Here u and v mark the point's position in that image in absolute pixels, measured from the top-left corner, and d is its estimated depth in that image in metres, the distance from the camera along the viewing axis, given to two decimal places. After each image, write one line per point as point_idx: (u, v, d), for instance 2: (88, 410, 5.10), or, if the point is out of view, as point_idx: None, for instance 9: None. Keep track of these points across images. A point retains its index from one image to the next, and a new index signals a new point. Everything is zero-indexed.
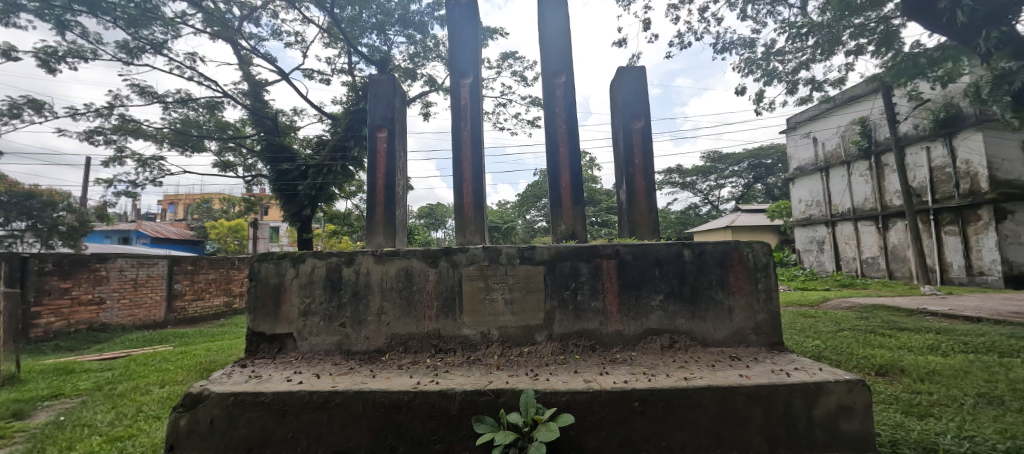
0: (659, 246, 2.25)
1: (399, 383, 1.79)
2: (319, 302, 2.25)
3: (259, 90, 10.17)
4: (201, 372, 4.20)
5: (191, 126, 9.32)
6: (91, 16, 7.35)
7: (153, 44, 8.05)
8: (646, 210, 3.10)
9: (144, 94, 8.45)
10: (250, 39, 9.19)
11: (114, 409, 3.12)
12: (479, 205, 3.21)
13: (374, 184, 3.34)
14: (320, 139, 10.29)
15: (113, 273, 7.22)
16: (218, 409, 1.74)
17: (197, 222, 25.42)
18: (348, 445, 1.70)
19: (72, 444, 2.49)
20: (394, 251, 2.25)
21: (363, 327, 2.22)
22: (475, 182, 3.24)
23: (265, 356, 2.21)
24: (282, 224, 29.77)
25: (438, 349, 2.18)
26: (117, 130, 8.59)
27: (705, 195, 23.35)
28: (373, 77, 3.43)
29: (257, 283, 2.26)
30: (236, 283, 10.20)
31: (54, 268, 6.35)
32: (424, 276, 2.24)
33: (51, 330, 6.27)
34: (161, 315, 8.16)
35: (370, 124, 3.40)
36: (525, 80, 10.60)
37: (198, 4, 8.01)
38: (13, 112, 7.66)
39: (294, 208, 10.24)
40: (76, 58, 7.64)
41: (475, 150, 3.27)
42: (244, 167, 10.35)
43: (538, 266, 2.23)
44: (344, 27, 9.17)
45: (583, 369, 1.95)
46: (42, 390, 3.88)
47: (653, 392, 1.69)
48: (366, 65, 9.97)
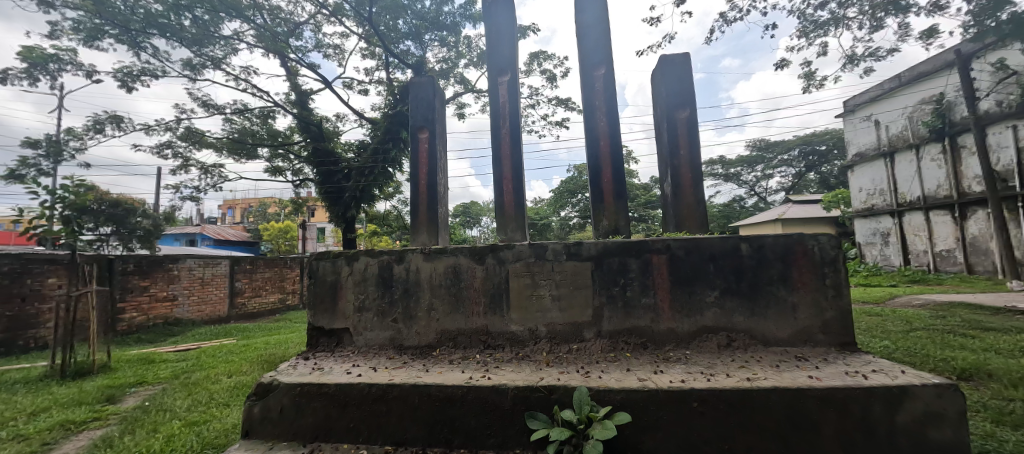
0: (714, 240, 2.13)
1: (451, 378, 1.83)
2: (372, 298, 2.33)
3: (305, 99, 10.71)
4: (263, 364, 4.50)
5: (247, 136, 9.96)
6: (162, 38, 7.99)
7: (213, 60, 8.67)
8: (693, 203, 2.96)
9: (206, 106, 9.11)
10: (297, 52, 9.65)
11: (190, 396, 3.42)
12: (520, 202, 3.21)
13: (418, 184, 3.44)
14: (361, 143, 10.70)
15: (183, 273, 7.88)
16: (286, 398, 1.85)
17: (252, 225, 27.26)
18: (406, 437, 1.76)
19: (157, 426, 2.77)
20: (442, 248, 2.29)
21: (414, 322, 2.28)
22: (515, 179, 3.24)
23: (324, 350, 2.33)
24: (327, 226, 31.35)
25: (485, 345, 2.20)
26: (184, 141, 9.35)
27: (752, 186, 22.04)
28: (413, 80, 3.52)
29: (316, 281, 2.39)
30: (289, 281, 10.87)
31: (135, 269, 7.01)
32: (472, 274, 2.26)
33: (134, 324, 6.94)
34: (225, 311, 8.86)
35: (412, 126, 3.52)
36: (555, 79, 10.50)
37: (253, 21, 8.55)
38: (98, 128, 8.55)
39: (339, 210, 10.68)
40: (149, 76, 8.35)
41: (515, 148, 3.27)
42: (293, 172, 10.97)
43: (586, 262, 2.19)
44: (381, 33, 9.43)
45: (636, 367, 1.90)
46: (132, 376, 4.34)
47: (714, 393, 1.62)
48: (403, 69, 10.27)
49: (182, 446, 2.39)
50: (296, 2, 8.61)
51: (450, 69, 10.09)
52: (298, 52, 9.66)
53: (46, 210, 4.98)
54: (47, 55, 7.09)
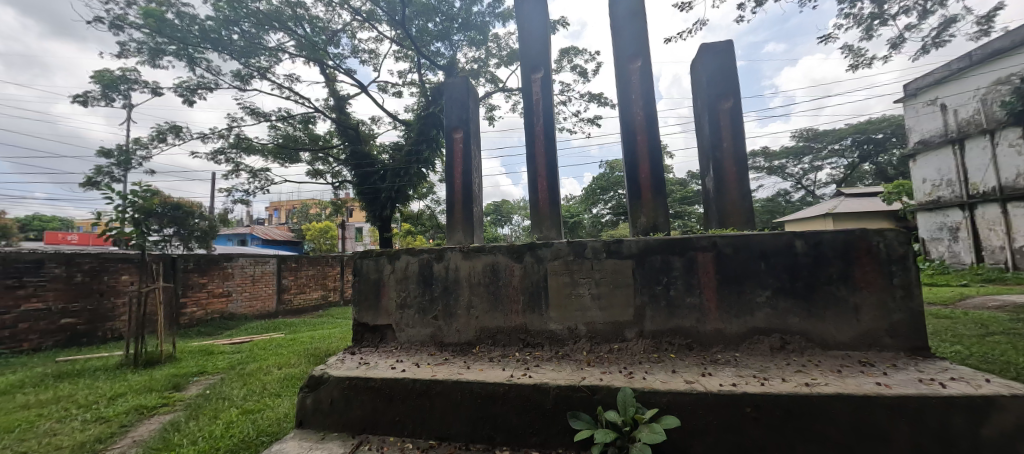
0: (765, 236, 2.01)
1: (493, 375, 1.84)
2: (413, 296, 2.39)
3: (343, 104, 11.13)
4: (309, 357, 4.74)
5: (291, 141, 10.49)
6: (215, 52, 8.52)
7: (259, 70, 9.18)
8: (738, 198, 2.82)
9: (254, 114, 9.66)
10: (335, 59, 10.04)
11: (246, 386, 3.66)
12: (554, 200, 3.18)
13: (453, 183, 3.48)
14: (395, 144, 10.99)
15: (236, 270, 8.43)
16: (336, 391, 1.93)
17: (296, 225, 28.73)
18: (450, 432, 1.78)
19: (218, 413, 2.98)
20: (480, 247, 2.30)
21: (454, 320, 2.32)
22: (550, 176, 3.21)
23: (369, 345, 2.41)
24: (364, 225, 32.52)
25: (525, 343, 2.20)
26: (235, 147, 9.98)
27: (798, 179, 20.74)
28: (447, 81, 3.58)
29: (361, 278, 2.48)
30: (330, 279, 11.38)
31: (195, 267, 7.57)
32: (511, 272, 2.27)
33: (194, 318, 7.50)
34: (273, 306, 9.40)
35: (447, 126, 3.57)
36: (586, 74, 10.32)
37: (294, 31, 8.98)
38: (161, 137, 9.29)
39: (376, 210, 11.05)
40: (204, 89, 8.96)
41: (549, 145, 3.25)
42: (332, 174, 11.43)
43: (626, 260, 2.14)
44: (413, 36, 9.63)
45: (682, 369, 1.83)
46: (195, 366, 4.70)
47: (768, 398, 1.54)
48: (434, 71, 10.45)
49: (240, 433, 2.56)
50: (333, 11, 8.96)
51: (480, 68, 10.15)
52: (336, 59, 10.04)
53: (119, 213, 5.48)
54: (117, 75, 7.77)
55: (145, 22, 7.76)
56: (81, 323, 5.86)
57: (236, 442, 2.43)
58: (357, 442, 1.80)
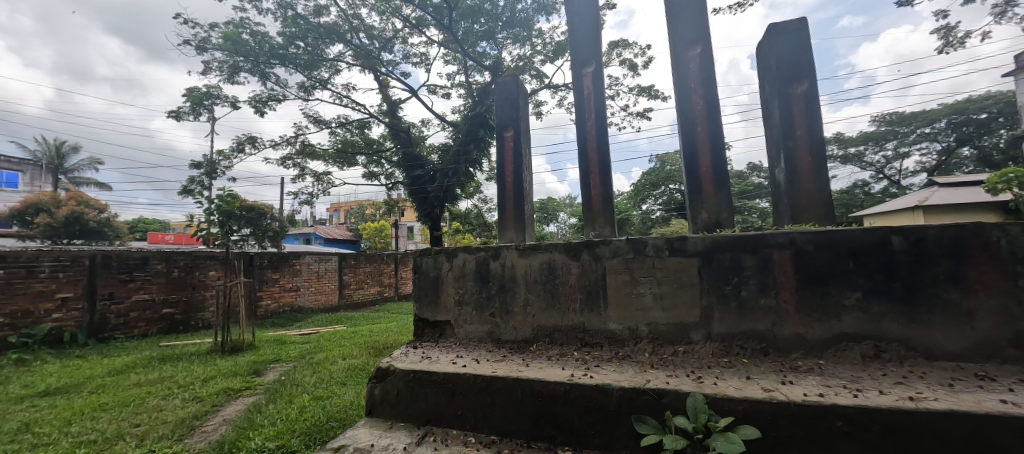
0: (856, 232, 1.80)
1: (553, 374, 1.82)
2: (471, 293, 2.44)
3: (394, 108, 11.63)
4: (369, 349, 5.02)
5: (348, 146, 11.16)
6: (282, 66, 9.24)
7: (320, 81, 9.84)
8: (815, 190, 2.55)
9: (316, 122, 10.39)
10: (387, 66, 10.51)
11: (315, 374, 3.96)
12: (608, 195, 3.09)
13: (504, 182, 3.51)
14: (444, 145, 11.30)
15: (303, 267, 9.13)
16: (402, 383, 2.02)
17: (353, 224, 30.54)
18: (511, 429, 1.80)
19: (293, 398, 3.25)
20: (536, 245, 2.29)
21: (511, 317, 2.33)
22: (603, 171, 3.13)
23: (429, 340, 2.50)
24: (415, 224, 33.87)
25: (583, 342, 2.16)
26: (300, 153, 10.80)
27: (880, 168, 18.56)
28: (498, 81, 3.60)
29: (420, 276, 2.57)
30: (386, 275, 11.98)
31: (268, 263, 8.31)
32: (568, 270, 2.23)
33: (269, 310, 8.24)
34: (336, 300, 10.08)
35: (498, 125, 3.59)
36: (635, 67, 9.95)
37: (351, 42, 9.50)
38: (240, 147, 10.28)
39: (426, 209, 11.46)
40: (274, 101, 9.77)
41: (601, 140, 3.16)
42: (386, 176, 12.00)
43: (691, 258, 2.02)
44: (460, 39, 9.82)
45: (757, 376, 1.71)
46: (271, 354, 5.15)
47: (863, 411, 1.38)
48: (480, 72, 10.59)
49: (312, 417, 2.76)
50: (386, 20, 9.38)
51: (525, 66, 10.14)
52: (388, 66, 10.51)
53: (206, 216, 6.14)
54: (203, 93, 8.70)
55: (225, 43, 8.61)
56: (179, 313, 6.65)
57: (310, 426, 2.63)
58: (423, 433, 1.87)
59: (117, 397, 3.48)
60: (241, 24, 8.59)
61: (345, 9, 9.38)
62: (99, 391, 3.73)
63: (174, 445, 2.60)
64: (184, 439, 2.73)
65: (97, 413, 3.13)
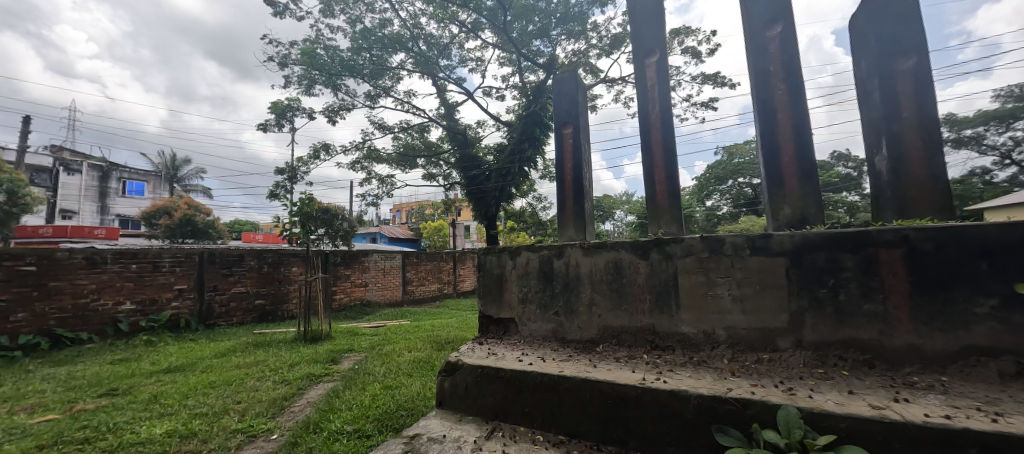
0: (990, 228, 1.52)
1: (623, 376, 1.76)
2: (534, 291, 2.44)
3: (451, 111, 12.01)
4: (432, 343, 5.26)
5: (410, 150, 11.75)
6: (351, 77, 9.95)
7: (384, 89, 10.47)
8: (928, 182, 2.10)
9: (381, 128, 11.06)
10: (445, 71, 10.90)
11: (384, 364, 4.22)
12: (674, 191, 2.91)
13: (563, 179, 3.47)
14: (499, 146, 11.47)
15: (371, 264, 9.78)
16: (470, 377, 2.08)
17: (414, 224, 32.14)
18: (579, 430, 1.77)
19: (366, 386, 3.49)
20: (602, 243, 2.24)
21: (576, 317, 2.30)
22: (668, 165, 2.95)
23: (494, 336, 2.56)
24: (471, 223, 34.81)
25: (653, 345, 2.07)
26: (367, 158, 11.57)
27: (1007, 152, 15.62)
28: (557, 78, 3.57)
29: (485, 273, 2.62)
30: (445, 272, 12.45)
31: (341, 261, 9.02)
32: (635, 269, 2.15)
33: (342, 303, 8.94)
34: (400, 295, 10.67)
35: (557, 122, 3.56)
36: (699, 55, 9.35)
37: (411, 50, 9.98)
38: (316, 154, 11.26)
39: (483, 209, 11.73)
40: (344, 110, 10.56)
41: (666, 133, 2.98)
42: (444, 177, 12.44)
43: (777, 258, 1.85)
44: (514, 39, 9.90)
45: (861, 391, 1.52)
46: (345, 344, 5.58)
47: (1007, 441, 1.17)
48: (534, 70, 10.60)
49: (384, 405, 2.95)
50: (444, 27, 9.74)
51: (580, 61, 9.97)
52: (446, 70, 10.90)
53: (290, 217, 6.81)
54: (286, 106, 9.65)
55: (303, 59, 9.48)
56: (268, 304, 7.45)
57: (382, 412, 2.80)
58: (491, 428, 1.91)
59: (221, 377, 3.97)
60: (317, 41, 9.41)
61: (406, 19, 9.89)
62: (208, 371, 4.29)
63: (268, 422, 2.92)
64: (276, 417, 3.05)
65: (207, 390, 3.61)
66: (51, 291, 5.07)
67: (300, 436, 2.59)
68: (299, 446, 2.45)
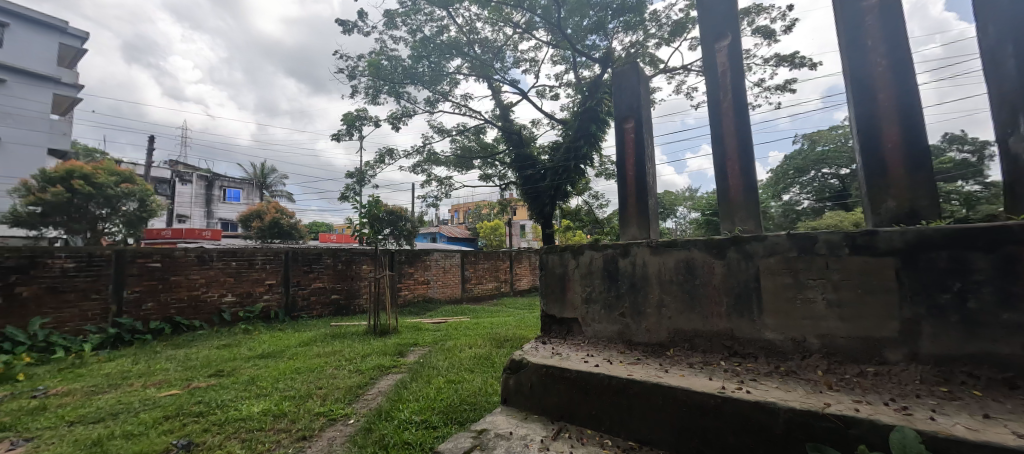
0: None
1: (699, 383, 1.65)
2: (599, 291, 2.38)
3: (506, 112, 12.15)
4: (491, 340, 5.36)
5: (467, 152, 12.08)
6: (412, 85, 10.47)
7: (442, 94, 10.88)
8: None
9: (440, 132, 11.51)
10: (500, 73, 11.06)
11: (447, 359, 4.39)
12: (750, 185, 2.63)
13: (625, 176, 3.35)
14: (554, 144, 11.39)
15: (432, 263, 10.22)
16: (535, 376, 2.08)
17: (471, 224, 33.07)
18: (651, 437, 1.69)
19: (431, 379, 3.65)
20: (671, 241, 2.12)
21: (643, 318, 2.21)
22: (743, 157, 2.68)
23: (557, 336, 2.54)
24: (526, 223, 35.02)
25: (732, 352, 1.92)
26: (427, 161, 12.11)
27: None
28: (617, 71, 3.45)
29: (547, 272, 2.62)
30: (502, 271, 12.65)
31: (405, 259, 9.53)
32: (710, 270, 2.01)
33: (407, 299, 9.45)
34: (459, 293, 11.04)
35: (618, 117, 3.44)
36: (773, 34, 8.53)
37: (467, 54, 10.27)
38: (381, 159, 12.02)
39: (538, 207, 11.74)
40: (406, 116, 11.13)
41: (741, 122, 2.70)
42: (499, 177, 12.63)
43: (883, 258, 1.61)
44: (569, 36, 9.76)
45: (1002, 415, 1.28)
46: (411, 338, 5.89)
47: None
48: (589, 65, 10.36)
49: (448, 398, 3.07)
50: (498, 29, 9.87)
51: (639, 52, 9.56)
52: (501, 72, 11.04)
53: (360, 218, 7.34)
54: (355, 116, 10.41)
55: (369, 71, 10.16)
56: (342, 299, 8.09)
57: (447, 405, 2.92)
58: (557, 429, 1.89)
59: (306, 364, 4.39)
60: (381, 52, 10.01)
61: (463, 25, 10.19)
62: (294, 358, 4.77)
63: (345, 408, 3.16)
64: (352, 404, 3.30)
65: (294, 375, 4.01)
66: (171, 284, 5.92)
67: (374, 423, 2.78)
68: (373, 432, 2.62)
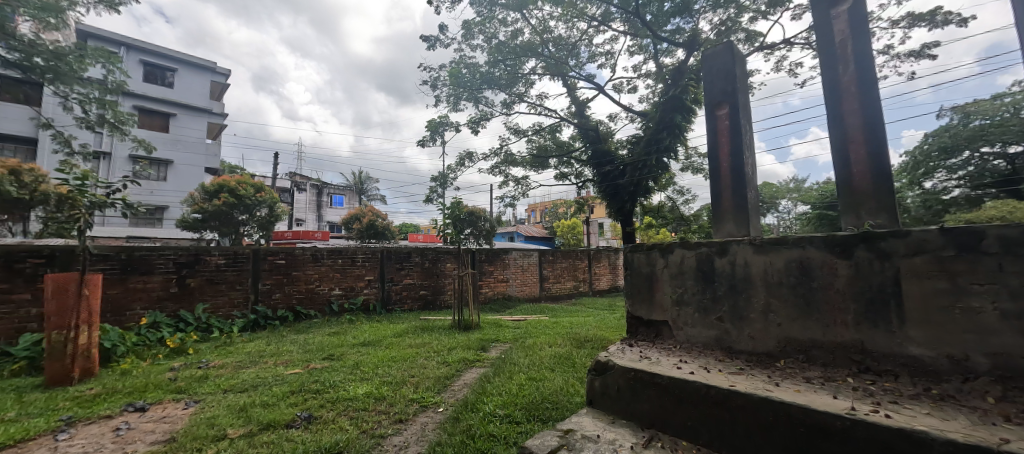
0: None
1: (819, 401, 1.44)
2: (692, 293, 2.22)
3: (582, 108, 11.92)
4: (571, 340, 5.31)
5: (543, 151, 12.13)
6: (489, 89, 10.83)
7: (518, 96, 11.06)
8: None
9: (516, 132, 11.73)
10: (575, 69, 10.89)
11: (527, 357, 4.45)
12: (881, 171, 2.14)
13: (718, 167, 3.06)
14: (634, 137, 10.89)
15: (511, 261, 10.45)
16: (622, 380, 2.01)
17: (548, 223, 33.19)
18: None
19: (512, 375, 3.74)
20: (780, 238, 1.88)
21: (746, 324, 2.00)
22: (870, 138, 2.19)
23: (645, 339, 2.43)
24: (605, 220, 34.02)
25: (863, 368, 1.64)
26: (504, 162, 12.43)
27: None
28: (708, 55, 3.16)
29: (632, 272, 2.51)
30: (580, 270, 12.45)
31: (486, 258, 9.91)
32: (831, 271, 1.73)
33: (487, 296, 9.83)
34: (538, 291, 11.13)
35: (710, 104, 3.15)
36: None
37: (542, 54, 10.30)
38: (462, 162, 12.65)
39: (617, 205, 11.35)
40: (484, 120, 11.55)
41: (866, 95, 2.22)
42: (576, 175, 12.45)
43: None
44: (649, 22, 9.21)
45: None
46: (493, 335, 6.09)
47: None
48: (672, 51, 9.69)
49: (530, 395, 3.11)
50: (572, 25, 9.72)
51: (730, 29, 8.65)
52: (576, 68, 10.87)
53: (444, 219, 7.82)
54: (439, 122, 11.10)
55: (450, 80, 10.77)
56: (430, 294, 8.70)
57: (529, 402, 2.96)
58: (648, 437, 1.80)
59: (400, 354, 4.80)
60: (461, 61, 10.53)
61: (537, 26, 10.24)
62: (390, 347, 5.25)
63: (435, 396, 3.39)
64: (441, 393, 3.52)
65: (390, 362, 4.41)
66: (294, 278, 6.94)
67: (461, 412, 2.93)
68: (461, 421, 2.76)
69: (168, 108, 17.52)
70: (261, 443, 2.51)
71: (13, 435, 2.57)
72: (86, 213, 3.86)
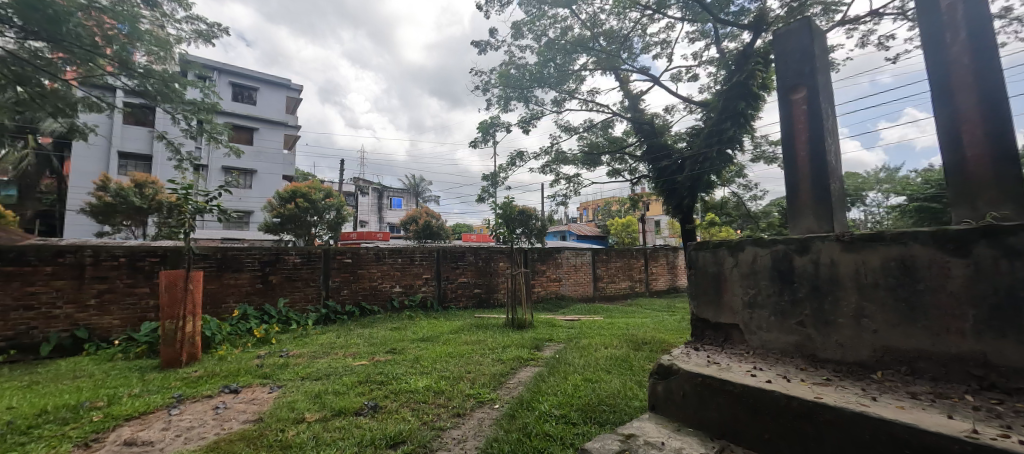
0: None
1: (929, 419, 1.25)
2: (767, 294, 2.05)
3: (636, 102, 11.48)
4: (628, 341, 5.14)
5: (594, 148, 11.86)
6: (539, 88, 10.82)
7: (568, 92, 10.93)
8: None
9: (568, 130, 11.59)
10: (628, 62, 10.51)
11: (582, 357, 4.38)
12: (1003, 152, 1.80)
13: (794, 155, 2.79)
14: (693, 129, 10.28)
15: (564, 260, 10.34)
16: (687, 386, 1.91)
17: (600, 221, 32.44)
18: None
19: (567, 375, 3.70)
20: (873, 235, 1.66)
21: (833, 330, 1.80)
22: (988, 114, 1.86)
23: (713, 344, 2.29)
24: (661, 218, 32.51)
25: (987, 385, 1.40)
26: (554, 160, 12.35)
27: None
28: (780, 32, 2.88)
29: (698, 271, 2.38)
30: (636, 270, 12.00)
31: (538, 257, 9.91)
32: (941, 272, 1.50)
33: (540, 295, 9.83)
34: (591, 291, 10.91)
35: (783, 87, 2.88)
36: None
37: (592, 49, 10.06)
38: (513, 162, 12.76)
39: (675, 201, 10.79)
40: (534, 119, 11.55)
41: (983, 64, 1.88)
42: (630, 171, 12.02)
43: None
44: (709, 6, 8.61)
45: None
46: (547, 334, 6.06)
47: None
48: (737, 35, 9.00)
49: (586, 396, 3.06)
50: (624, 16, 9.37)
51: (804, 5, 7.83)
52: (629, 61, 10.48)
53: (497, 220, 7.95)
54: (490, 123, 11.28)
55: (500, 81, 10.91)
56: (483, 293, 8.88)
57: (586, 403, 2.91)
58: (719, 447, 1.69)
59: (456, 350, 4.95)
60: (510, 62, 10.60)
61: (587, 20, 10.02)
62: (446, 343, 5.44)
63: (491, 393, 3.45)
64: (496, 390, 3.58)
65: (448, 358, 4.57)
66: (359, 276, 7.44)
67: (516, 410, 2.96)
68: (517, 419, 2.78)
69: (252, 123, 19.63)
70: (334, 428, 2.72)
71: (138, 409, 3.03)
72: (190, 218, 4.50)
